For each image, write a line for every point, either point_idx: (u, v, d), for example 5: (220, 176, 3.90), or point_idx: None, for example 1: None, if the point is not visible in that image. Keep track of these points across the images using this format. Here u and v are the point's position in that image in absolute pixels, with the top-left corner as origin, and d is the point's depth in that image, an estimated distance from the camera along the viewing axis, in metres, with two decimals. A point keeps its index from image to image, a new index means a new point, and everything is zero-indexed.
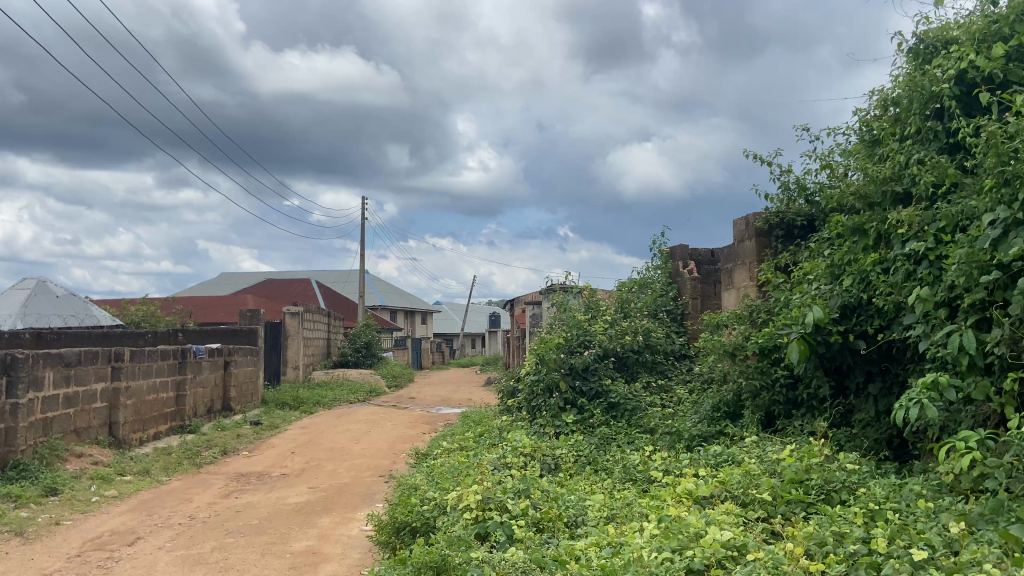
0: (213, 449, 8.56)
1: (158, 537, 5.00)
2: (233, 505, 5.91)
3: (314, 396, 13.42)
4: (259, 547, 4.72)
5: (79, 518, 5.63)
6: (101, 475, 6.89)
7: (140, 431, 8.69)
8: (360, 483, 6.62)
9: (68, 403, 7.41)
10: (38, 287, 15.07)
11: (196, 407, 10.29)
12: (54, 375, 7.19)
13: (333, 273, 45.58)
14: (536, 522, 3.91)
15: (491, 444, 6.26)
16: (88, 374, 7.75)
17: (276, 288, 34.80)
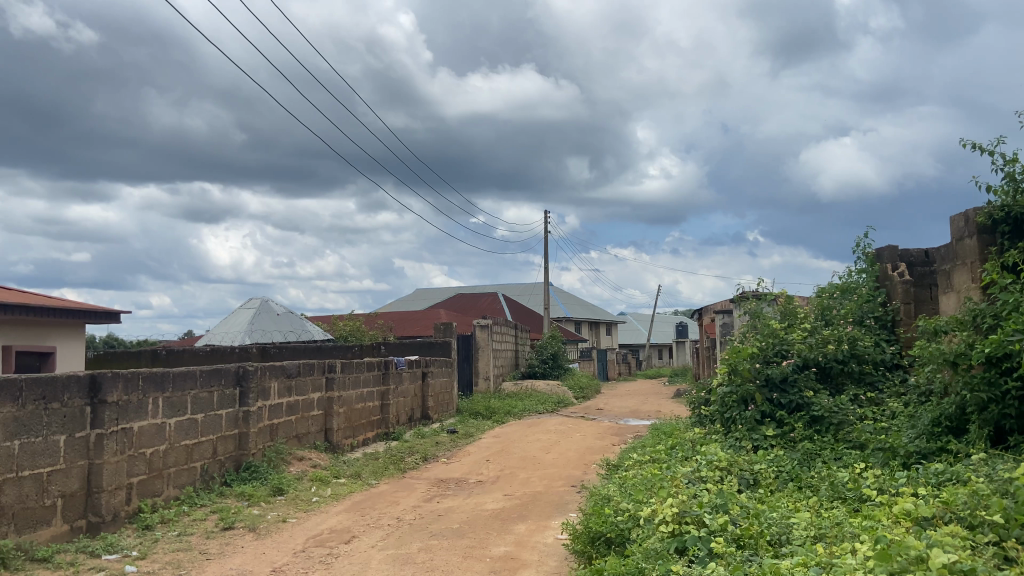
0: (415, 455, 9.08)
1: (371, 537, 5.39)
2: (436, 509, 6.24)
3: (505, 406, 13.85)
4: (461, 550, 4.94)
5: (302, 516, 6.20)
6: (319, 477, 7.56)
7: (351, 437, 9.42)
8: (553, 493, 6.73)
9: (291, 410, 8.19)
10: (263, 307, 16.87)
11: (399, 415, 10.99)
12: (277, 385, 7.96)
13: (519, 286, 46.82)
14: (736, 538, 3.78)
15: (684, 457, 6.13)
16: (306, 384, 8.52)
17: (466, 302, 36.37)
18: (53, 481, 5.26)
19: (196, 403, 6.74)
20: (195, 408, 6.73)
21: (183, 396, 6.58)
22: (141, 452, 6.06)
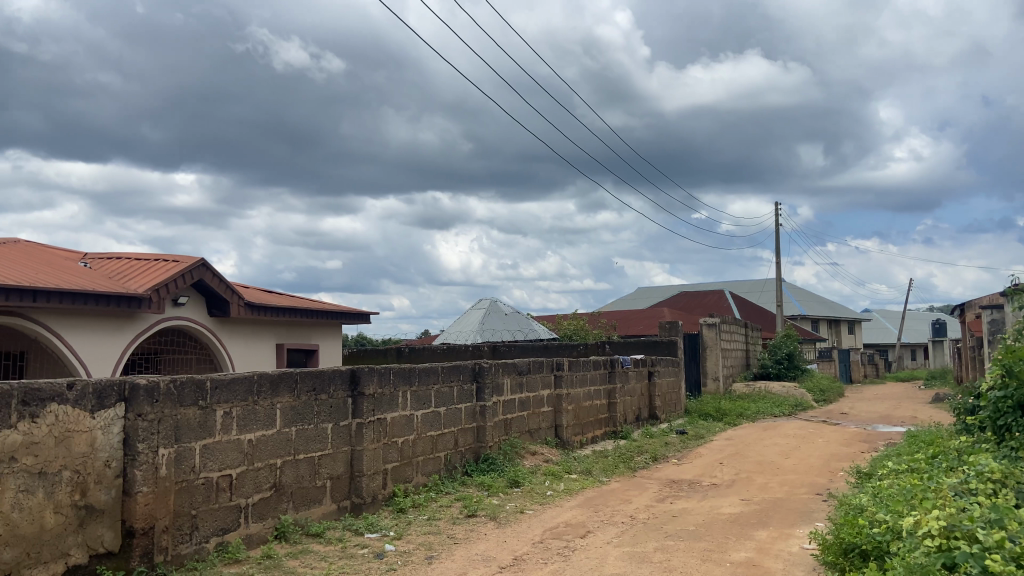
0: (645, 455, 9.05)
1: (606, 533, 5.47)
2: (670, 510, 6.17)
3: (737, 408, 13.32)
4: (699, 553, 4.84)
5: (539, 508, 6.44)
6: (553, 472, 7.79)
7: (580, 433, 9.61)
8: (795, 500, 6.38)
9: (523, 406, 8.53)
10: (492, 307, 17.75)
11: (627, 414, 11.01)
12: (510, 382, 8.31)
13: (747, 284, 44.83)
14: (1017, 557, 3.32)
15: (948, 468, 5.52)
16: (537, 381, 8.81)
17: (690, 301, 35.54)
18: (323, 464, 5.93)
19: (439, 397, 7.24)
20: (438, 402, 7.24)
21: (428, 390, 7.10)
22: (394, 441, 6.63)
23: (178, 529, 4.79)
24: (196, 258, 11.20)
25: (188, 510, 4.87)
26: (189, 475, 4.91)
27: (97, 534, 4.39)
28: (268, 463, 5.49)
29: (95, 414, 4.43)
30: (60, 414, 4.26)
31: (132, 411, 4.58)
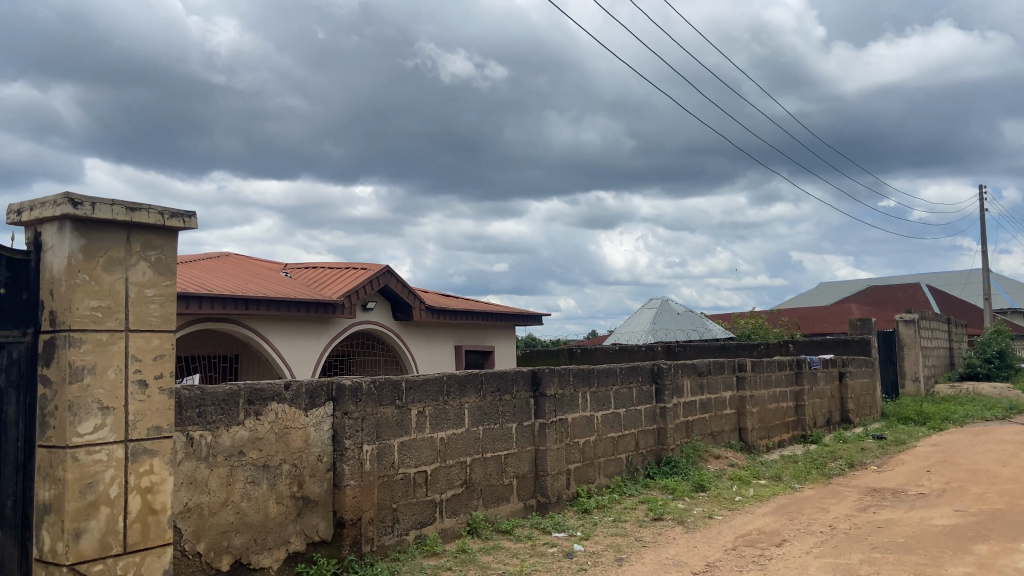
0: (840, 460, 8.52)
1: (804, 542, 5.21)
2: (873, 520, 5.77)
3: (943, 411, 12.20)
4: (911, 567, 4.49)
5: (729, 514, 6.25)
6: (740, 476, 7.54)
7: (766, 437, 9.23)
8: (1021, 512, 5.75)
9: (704, 408, 8.32)
10: (664, 306, 17.48)
11: (816, 417, 10.43)
12: (691, 383, 8.14)
13: (945, 275, 40.97)
14: None
15: None
16: (718, 382, 8.56)
17: (879, 296, 33.02)
18: (510, 462, 6.11)
19: (618, 398, 7.23)
20: (618, 403, 7.23)
21: (607, 391, 7.10)
22: (576, 441, 6.70)
23: (381, 521, 5.14)
24: (381, 266, 11.89)
25: (389, 503, 5.22)
26: (389, 471, 5.25)
27: (313, 523, 4.80)
28: (459, 461, 5.73)
29: (308, 413, 4.84)
30: (279, 412, 4.69)
31: (339, 410, 4.98)
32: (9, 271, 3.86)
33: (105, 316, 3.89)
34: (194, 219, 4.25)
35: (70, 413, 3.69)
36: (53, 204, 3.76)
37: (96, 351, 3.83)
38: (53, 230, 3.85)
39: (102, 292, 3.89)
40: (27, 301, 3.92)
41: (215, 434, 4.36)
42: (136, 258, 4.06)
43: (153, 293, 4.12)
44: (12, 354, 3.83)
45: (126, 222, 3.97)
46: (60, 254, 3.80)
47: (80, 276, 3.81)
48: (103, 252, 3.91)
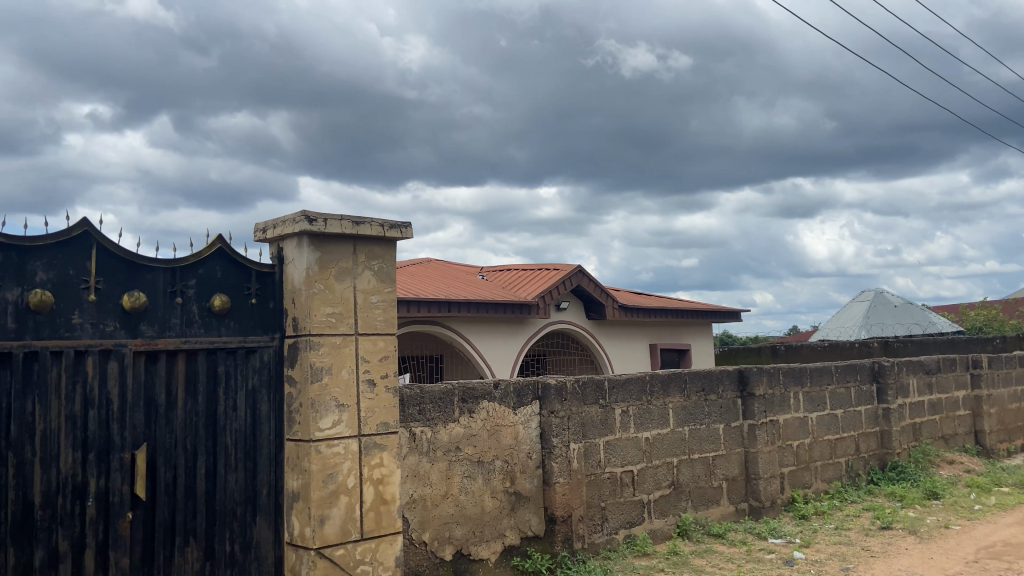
0: None
1: None
2: None
3: None
4: None
5: (968, 524, 5.67)
6: (978, 484, 6.82)
7: (1009, 441, 8.28)
8: None
9: (934, 409, 7.61)
10: (878, 299, 16.21)
11: None
12: (917, 382, 7.47)
13: None
14: None
15: None
16: (949, 380, 7.79)
17: None
18: (718, 464, 5.95)
19: (835, 398, 6.80)
20: (834, 403, 6.80)
21: (821, 391, 6.70)
22: (789, 443, 6.39)
23: (591, 519, 5.22)
24: (574, 266, 12.01)
25: (598, 502, 5.27)
26: (596, 469, 5.30)
27: (525, 518, 4.96)
28: (666, 461, 5.67)
29: (517, 411, 5.01)
30: (490, 410, 4.89)
31: (546, 409, 5.11)
32: (259, 283, 4.34)
33: (338, 321, 4.26)
34: (410, 229, 4.55)
35: (313, 409, 4.08)
36: (292, 222, 4.18)
37: (332, 353, 4.21)
38: (293, 245, 4.28)
39: (336, 299, 4.27)
40: (274, 309, 4.39)
41: (434, 430, 4.63)
42: (362, 267, 4.41)
43: (377, 299, 4.46)
44: (263, 356, 4.30)
45: (353, 234, 4.33)
46: (299, 266, 4.22)
47: (317, 285, 4.21)
48: (334, 263, 4.29)
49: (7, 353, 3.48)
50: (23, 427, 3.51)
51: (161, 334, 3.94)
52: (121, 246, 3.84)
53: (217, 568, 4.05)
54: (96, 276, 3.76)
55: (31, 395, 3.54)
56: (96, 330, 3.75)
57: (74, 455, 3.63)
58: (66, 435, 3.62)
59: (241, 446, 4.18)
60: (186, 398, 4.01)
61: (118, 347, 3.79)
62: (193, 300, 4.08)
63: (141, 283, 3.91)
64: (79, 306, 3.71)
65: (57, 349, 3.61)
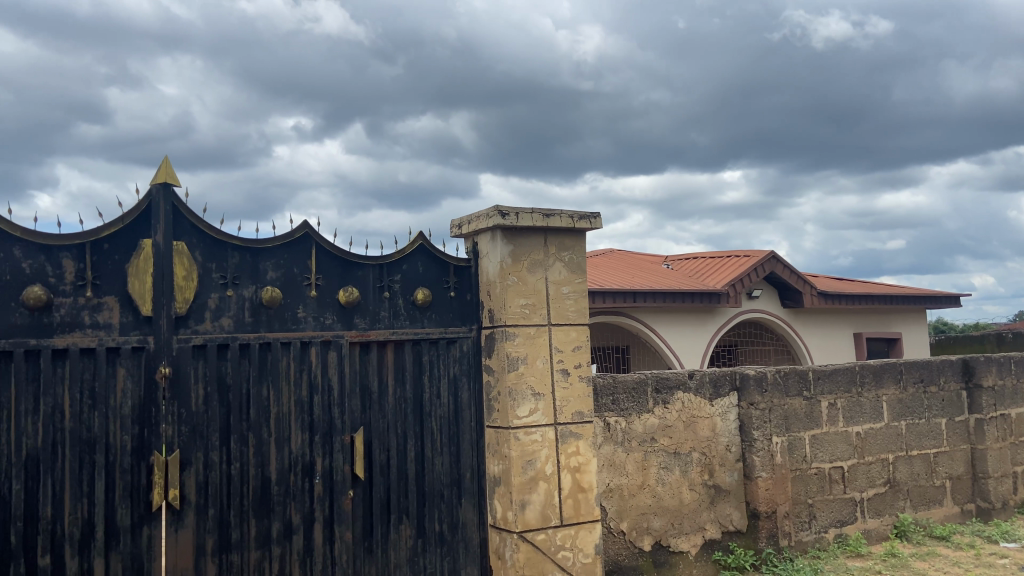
0: None
1: None
2: None
3: None
4: None
5: None
6: None
7: None
8: None
9: None
10: None
11: None
12: None
13: None
14: None
15: None
16: None
17: None
18: (940, 462, 5.59)
19: None
20: None
21: None
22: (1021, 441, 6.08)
23: (798, 517, 5.01)
24: (766, 252, 11.46)
25: (804, 499, 5.06)
26: (802, 465, 5.08)
27: (727, 512, 4.84)
28: (880, 458, 5.36)
29: (714, 402, 4.88)
30: (686, 401, 4.79)
31: (744, 400, 4.93)
32: (456, 277, 4.53)
33: (532, 312, 4.36)
34: (599, 219, 4.56)
35: (511, 398, 4.21)
36: (486, 217, 4.32)
37: (527, 343, 4.32)
38: (487, 239, 4.42)
39: (529, 291, 4.37)
40: (471, 301, 4.57)
41: (629, 420, 4.61)
42: (553, 259, 4.48)
43: (568, 290, 4.51)
44: (463, 346, 4.50)
45: (544, 227, 4.41)
46: (494, 259, 4.36)
47: (511, 277, 4.33)
48: (527, 255, 4.39)
49: (245, 344, 3.89)
50: (261, 410, 3.91)
51: (372, 326, 4.24)
52: (336, 246, 4.17)
53: (428, 546, 4.29)
54: (316, 274, 4.11)
55: (266, 381, 3.93)
56: (317, 322, 4.10)
57: (303, 436, 4.00)
58: (296, 418, 3.99)
59: (446, 431, 4.40)
60: (395, 385, 4.29)
61: (337, 338, 4.12)
62: (399, 294, 4.35)
63: (353, 279, 4.23)
64: (302, 301, 4.07)
65: (286, 340, 3.99)
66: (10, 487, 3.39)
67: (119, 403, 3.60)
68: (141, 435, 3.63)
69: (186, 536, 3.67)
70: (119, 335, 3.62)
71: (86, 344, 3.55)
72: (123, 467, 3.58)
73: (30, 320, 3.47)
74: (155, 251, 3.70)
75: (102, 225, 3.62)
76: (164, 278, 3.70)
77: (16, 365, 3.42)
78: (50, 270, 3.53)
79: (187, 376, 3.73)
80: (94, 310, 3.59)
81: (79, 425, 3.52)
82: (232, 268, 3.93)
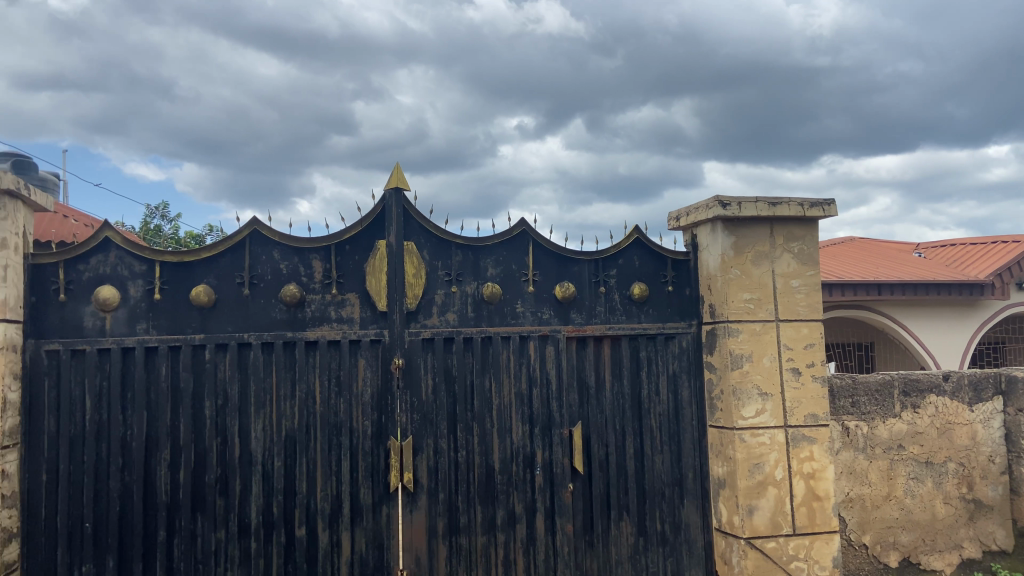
0: None
1: None
2: None
3: None
4: None
5: None
6: None
7: None
8: None
9: None
10: None
11: None
12: None
13: None
14: None
15: None
16: None
17: None
18: None
19: None
20: None
21: None
22: None
23: None
24: None
25: None
26: None
27: (989, 530, 4.29)
28: None
29: (974, 408, 4.33)
30: (939, 406, 4.28)
31: (1012, 406, 4.34)
32: (675, 271, 4.40)
33: (757, 307, 4.12)
34: (834, 206, 4.19)
35: (735, 397, 4.02)
36: (706, 208, 4.15)
37: (753, 340, 4.09)
38: (707, 231, 4.25)
39: (754, 285, 4.14)
40: (690, 296, 4.41)
41: (871, 425, 4.20)
42: (780, 250, 4.20)
43: (798, 283, 4.20)
44: (683, 342, 4.36)
45: (770, 216, 4.14)
46: (715, 252, 4.17)
47: (733, 271, 4.12)
48: (751, 247, 4.16)
49: (469, 338, 4.08)
50: (484, 401, 4.07)
51: (589, 320, 4.25)
52: (553, 242, 4.23)
53: (650, 545, 4.23)
54: (533, 269, 4.20)
55: (488, 373, 4.09)
56: (536, 317, 4.19)
57: (524, 428, 4.11)
58: (517, 410, 4.11)
59: (666, 429, 4.30)
60: (613, 380, 4.27)
61: (554, 333, 4.19)
62: (616, 289, 4.32)
63: (570, 274, 4.26)
64: (521, 297, 4.18)
65: (506, 334, 4.12)
66: (273, 463, 3.83)
67: (360, 390, 3.93)
68: (379, 421, 3.94)
69: (419, 517, 3.92)
70: (360, 328, 3.96)
71: (333, 336, 3.92)
72: (364, 450, 3.91)
73: (287, 314, 3.90)
74: (389, 251, 3.99)
75: (343, 228, 3.97)
76: (397, 275, 3.98)
77: (276, 355, 3.86)
78: (302, 270, 3.94)
79: (418, 368, 3.99)
80: (338, 306, 3.95)
81: (327, 410, 3.89)
82: (456, 265, 4.13)
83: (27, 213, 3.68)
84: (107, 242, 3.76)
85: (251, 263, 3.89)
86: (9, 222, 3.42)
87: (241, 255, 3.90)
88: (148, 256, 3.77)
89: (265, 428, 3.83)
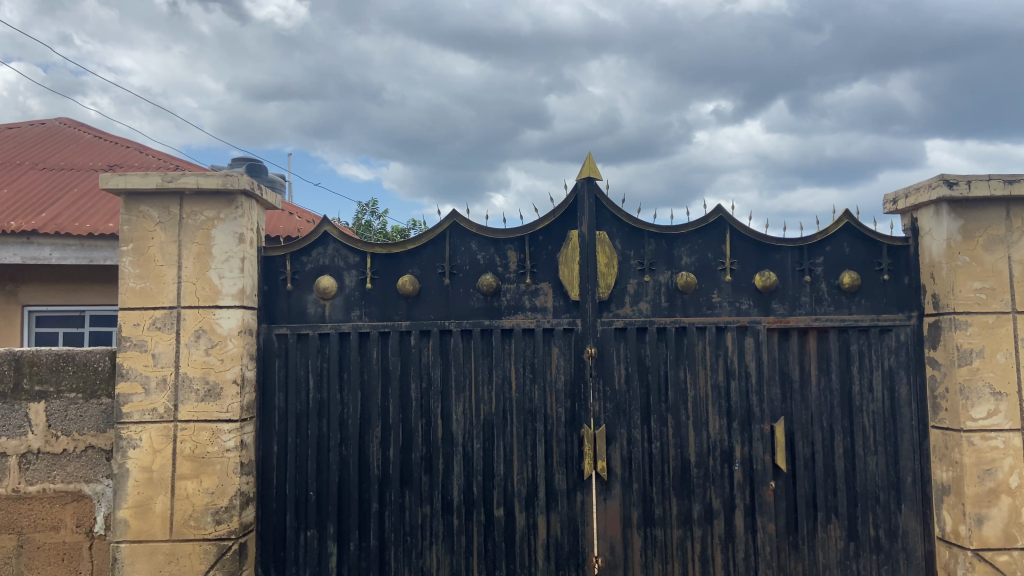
0: None
1: None
2: None
3: None
4: None
5: None
6: None
7: None
8: None
9: None
10: None
11: None
12: None
13: None
14: None
15: None
16: None
17: None
18: None
19: None
20: None
21: None
22: None
23: None
24: None
25: None
26: None
27: None
28: None
29: None
30: None
31: None
32: (891, 258, 4.03)
33: (990, 298, 3.68)
34: None
35: (962, 396, 3.62)
36: (929, 188, 3.76)
37: (984, 335, 3.66)
38: (929, 214, 3.85)
39: (986, 273, 3.69)
40: (910, 285, 4.02)
41: None
42: (1018, 234, 3.71)
43: None
44: (900, 335, 3.99)
45: (1006, 196, 3.67)
46: (939, 237, 3.77)
47: (961, 257, 3.70)
48: (982, 231, 3.71)
49: (662, 328, 4.00)
50: (679, 392, 3.98)
51: (792, 311, 4.02)
52: (752, 229, 4.04)
53: (862, 551, 3.92)
54: (730, 258, 4.03)
55: (683, 364, 4.00)
56: (733, 308, 4.02)
57: (721, 422, 3.97)
58: (714, 403, 3.98)
59: (881, 429, 3.96)
60: (819, 375, 4.00)
61: (753, 323, 4.00)
62: (823, 278, 4.04)
63: (771, 263, 4.04)
64: (717, 286, 4.04)
65: (701, 325, 4.00)
66: (473, 445, 3.99)
67: (555, 377, 3.99)
68: (573, 409, 3.98)
69: (613, 505, 3.92)
70: (553, 317, 4.01)
71: (527, 325, 4.01)
72: (559, 436, 3.97)
73: (485, 303, 4.05)
74: (581, 242, 4.01)
75: (537, 219, 4.04)
76: (589, 265, 3.99)
77: (475, 342, 4.02)
78: (498, 260, 4.07)
79: (611, 356, 3.99)
80: (532, 295, 4.04)
81: (523, 397, 4.00)
82: (649, 254, 4.06)
83: (260, 211, 4.10)
84: (325, 236, 4.11)
85: (451, 253, 4.08)
86: (246, 219, 3.84)
87: (443, 246, 4.09)
88: (359, 249, 4.07)
89: (465, 411, 4.01)
